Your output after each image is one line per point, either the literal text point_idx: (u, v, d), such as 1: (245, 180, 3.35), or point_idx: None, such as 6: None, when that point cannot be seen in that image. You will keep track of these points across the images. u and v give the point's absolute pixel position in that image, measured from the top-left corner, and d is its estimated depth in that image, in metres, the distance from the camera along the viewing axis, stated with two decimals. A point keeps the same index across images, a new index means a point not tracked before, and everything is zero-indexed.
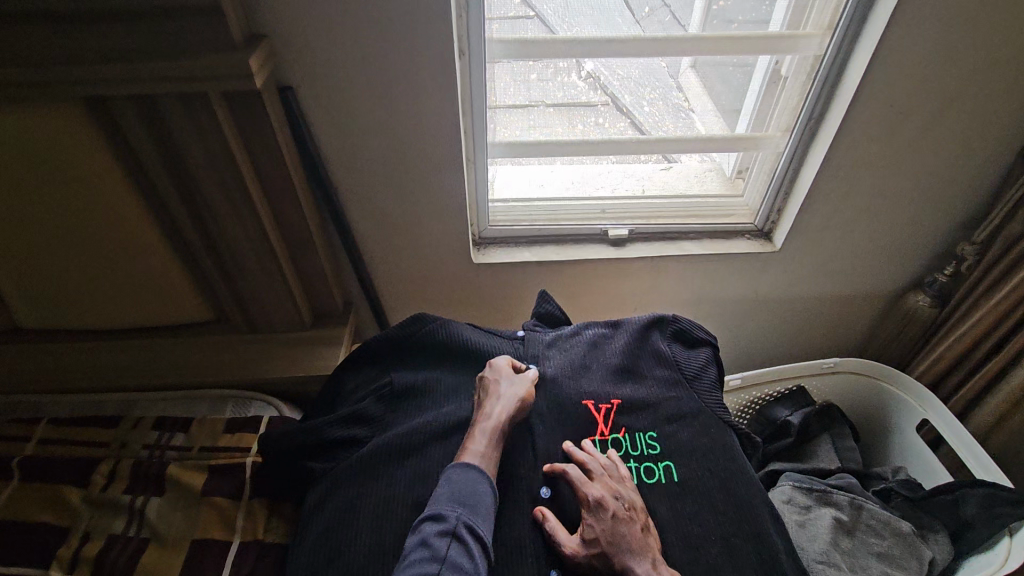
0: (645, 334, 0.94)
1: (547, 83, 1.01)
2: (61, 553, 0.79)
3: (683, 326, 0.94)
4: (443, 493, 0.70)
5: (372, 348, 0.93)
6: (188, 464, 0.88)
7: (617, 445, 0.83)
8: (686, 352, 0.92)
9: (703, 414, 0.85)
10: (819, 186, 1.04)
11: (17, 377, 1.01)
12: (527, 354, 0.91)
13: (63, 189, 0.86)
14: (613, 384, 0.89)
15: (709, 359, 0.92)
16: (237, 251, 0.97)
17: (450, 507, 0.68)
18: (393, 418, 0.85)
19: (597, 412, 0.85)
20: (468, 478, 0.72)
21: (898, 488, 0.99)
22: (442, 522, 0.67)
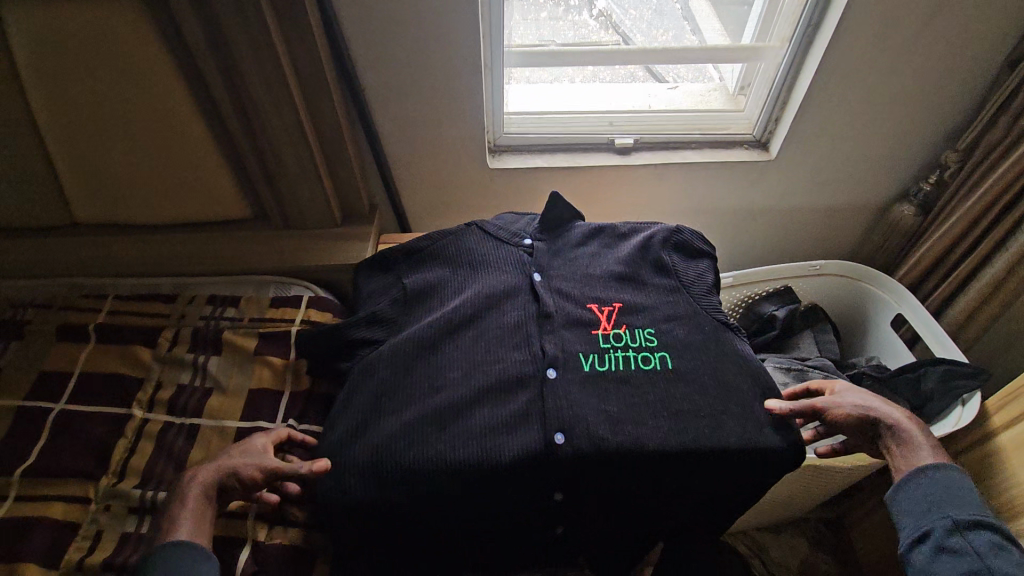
0: (648, 245, 0.99)
1: (557, 21, 1.12)
2: (139, 397, 0.92)
3: (685, 238, 1.00)
4: None
5: (392, 257, 1.01)
6: (240, 331, 1.00)
7: (618, 337, 0.88)
8: (686, 264, 0.98)
9: (697, 317, 0.91)
10: (815, 94, 1.11)
11: (82, 262, 1.13)
12: (534, 261, 0.98)
13: (118, 82, 0.94)
14: (614, 287, 0.95)
15: (707, 271, 0.98)
16: (274, 148, 1.05)
17: None
18: (409, 320, 0.94)
19: (598, 310, 0.92)
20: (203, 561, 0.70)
21: (870, 371, 1.10)
22: None
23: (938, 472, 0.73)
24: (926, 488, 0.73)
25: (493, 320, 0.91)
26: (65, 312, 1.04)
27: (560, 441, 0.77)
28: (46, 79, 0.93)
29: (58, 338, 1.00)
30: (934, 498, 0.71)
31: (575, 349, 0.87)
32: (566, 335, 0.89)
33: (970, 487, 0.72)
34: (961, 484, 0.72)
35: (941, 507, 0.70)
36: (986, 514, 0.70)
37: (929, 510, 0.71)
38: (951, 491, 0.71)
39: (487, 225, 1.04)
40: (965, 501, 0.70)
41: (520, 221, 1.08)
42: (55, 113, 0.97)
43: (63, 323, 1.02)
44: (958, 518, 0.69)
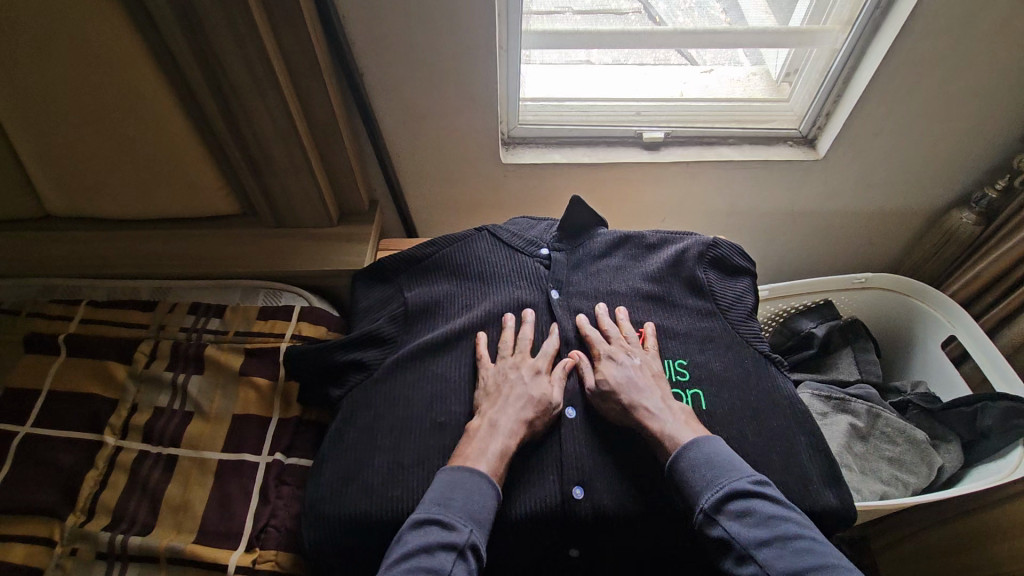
0: (681, 260, 0.88)
1: None
2: (113, 421, 0.84)
3: (723, 252, 0.88)
4: (456, 498, 0.64)
5: (392, 263, 0.90)
6: (224, 347, 0.91)
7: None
8: (723, 283, 0.87)
9: (738, 348, 0.80)
10: (876, 88, 0.97)
11: (53, 260, 1.03)
12: (552, 276, 0.87)
13: (77, 65, 0.82)
14: (641, 308, 0.85)
15: (747, 291, 0.87)
16: (261, 140, 0.94)
17: (462, 519, 0.63)
18: (409, 338, 0.83)
19: (627, 336, 0.82)
20: (478, 488, 0.65)
21: (916, 400, 1.01)
22: (453, 533, 0.62)
23: (673, 463, 0.66)
24: (671, 476, 0.67)
25: (505, 346, 0.81)
26: (33, 319, 0.95)
27: (580, 495, 0.68)
28: None
29: (25, 351, 0.91)
30: (701, 463, 0.65)
31: (598, 384, 0.77)
32: (589, 365, 0.79)
33: (723, 459, 0.66)
34: (710, 459, 0.65)
35: (690, 493, 0.65)
36: (727, 488, 0.63)
37: (711, 475, 0.64)
38: (695, 471, 0.65)
39: (498, 231, 0.92)
40: (708, 479, 0.64)
41: (537, 227, 0.97)
42: (11, 98, 0.85)
43: (30, 333, 0.93)
44: (704, 503, 0.63)
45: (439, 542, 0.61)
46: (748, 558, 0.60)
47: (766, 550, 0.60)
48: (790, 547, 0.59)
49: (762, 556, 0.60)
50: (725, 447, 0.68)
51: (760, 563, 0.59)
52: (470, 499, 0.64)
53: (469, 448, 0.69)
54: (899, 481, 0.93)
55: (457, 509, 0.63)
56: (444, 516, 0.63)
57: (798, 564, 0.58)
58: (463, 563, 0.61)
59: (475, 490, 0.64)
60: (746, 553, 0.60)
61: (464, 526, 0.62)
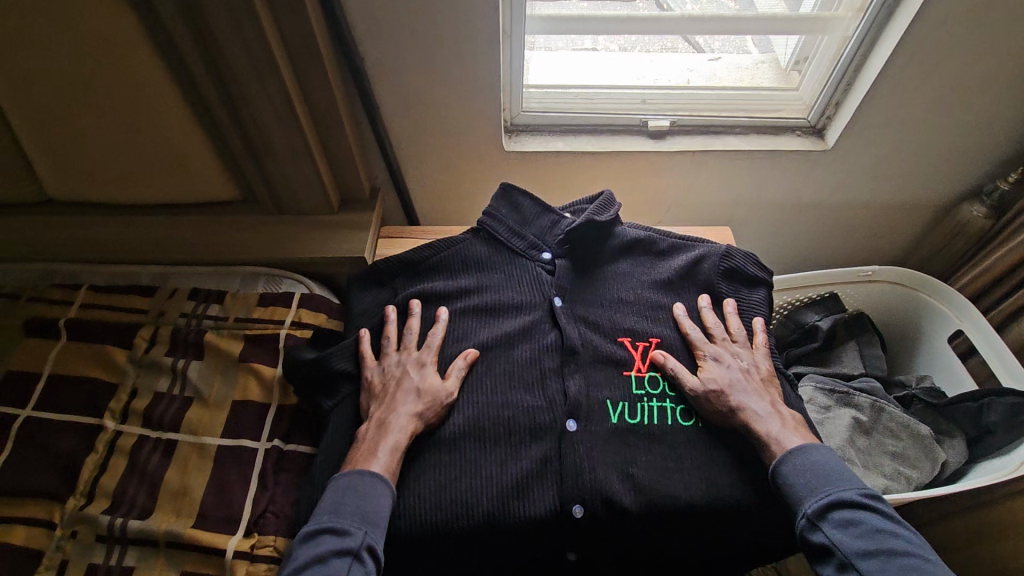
0: (693, 270, 0.88)
1: None
2: (112, 406, 0.83)
3: (737, 263, 0.87)
4: (347, 503, 0.65)
5: (389, 267, 0.88)
6: (225, 333, 0.91)
7: (654, 384, 0.77)
8: (736, 294, 0.87)
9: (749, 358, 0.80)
10: (889, 76, 0.95)
11: (53, 245, 1.02)
12: (555, 282, 0.85)
13: (76, 48, 0.81)
14: (650, 318, 0.84)
15: (762, 303, 0.86)
16: (262, 126, 0.93)
17: (353, 522, 0.64)
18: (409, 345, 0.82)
19: (632, 346, 0.80)
20: (371, 489, 0.66)
21: (921, 395, 1.00)
22: (346, 538, 0.63)
23: (778, 468, 0.69)
24: (774, 482, 0.69)
25: (504, 355, 0.79)
26: (34, 303, 0.95)
27: (579, 513, 0.68)
28: None
29: (26, 335, 0.91)
30: (822, 473, 0.67)
31: (601, 395, 0.76)
32: (592, 376, 0.78)
33: (830, 470, 0.67)
34: (816, 466, 0.67)
35: (795, 499, 0.66)
36: (831, 495, 0.65)
37: (830, 482, 0.66)
38: (801, 477, 0.67)
39: (497, 229, 0.89)
40: (813, 486, 0.66)
41: (541, 219, 0.90)
42: (8, 80, 0.84)
43: (31, 317, 0.93)
44: (808, 509, 0.65)
45: (332, 550, 0.62)
46: (849, 566, 0.60)
47: (869, 562, 0.60)
48: (896, 561, 0.59)
49: (866, 567, 0.60)
50: (832, 457, 0.69)
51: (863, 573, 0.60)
52: (363, 503, 0.65)
53: (361, 450, 0.71)
54: (903, 476, 0.91)
55: (348, 514, 0.64)
56: (336, 523, 0.64)
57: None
58: (360, 566, 0.61)
59: (370, 491, 0.66)
60: (847, 563, 0.61)
61: (357, 530, 0.63)
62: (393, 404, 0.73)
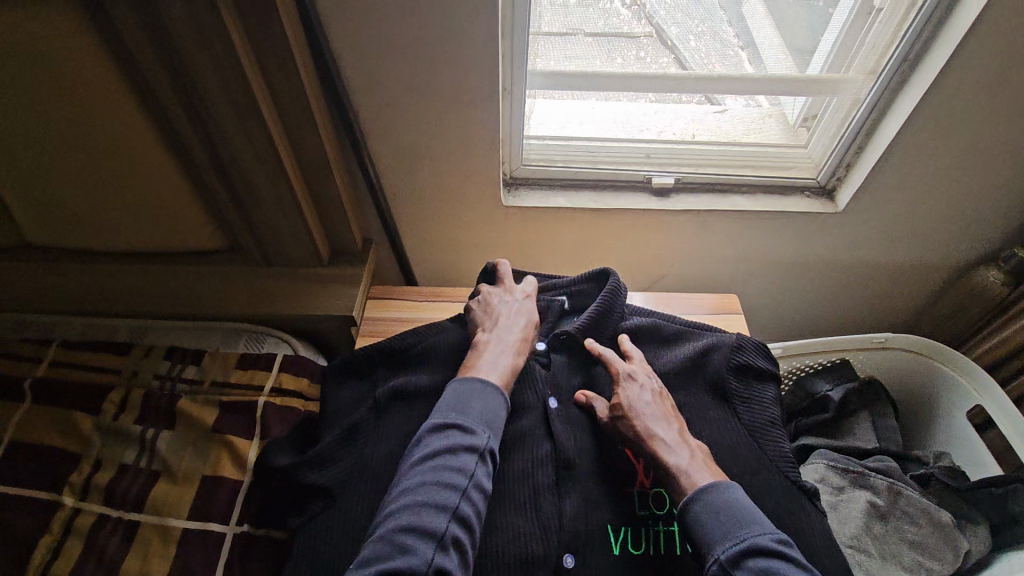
0: (696, 365, 0.81)
1: (585, 8, 0.88)
2: (73, 480, 0.78)
3: (746, 357, 0.81)
4: (470, 407, 0.68)
5: (365, 358, 0.81)
6: (200, 398, 0.86)
7: (661, 501, 0.71)
8: (747, 391, 0.79)
9: (765, 472, 0.73)
10: (904, 140, 0.91)
11: (24, 296, 0.97)
12: (549, 380, 0.79)
13: (53, 98, 0.77)
14: None
15: (774, 401, 0.79)
16: (249, 180, 0.89)
17: (478, 425, 0.67)
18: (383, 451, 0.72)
19: (635, 456, 0.73)
20: (490, 398, 0.70)
21: (940, 474, 0.93)
22: (474, 438, 0.65)
23: (689, 503, 0.63)
24: (684, 521, 0.64)
25: (493, 469, 0.73)
26: (1, 361, 0.90)
27: None
28: None
29: None
30: (730, 515, 0.62)
31: (601, 519, 0.69)
32: (591, 493, 0.71)
33: (745, 512, 0.62)
34: (728, 505, 0.62)
35: (708, 543, 0.61)
36: (745, 540, 0.60)
37: (740, 526, 0.61)
38: (713, 518, 0.62)
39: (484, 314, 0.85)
40: (726, 529, 0.61)
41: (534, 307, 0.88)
42: None
43: None
44: (721, 555, 0.59)
45: (463, 444, 0.64)
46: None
47: None
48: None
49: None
50: (746, 499, 0.64)
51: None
52: (482, 409, 0.68)
53: (476, 362, 0.75)
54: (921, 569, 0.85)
55: (473, 416, 0.67)
56: (461, 422, 0.66)
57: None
58: (485, 463, 0.65)
59: (491, 400, 0.70)
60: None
61: (481, 432, 0.66)
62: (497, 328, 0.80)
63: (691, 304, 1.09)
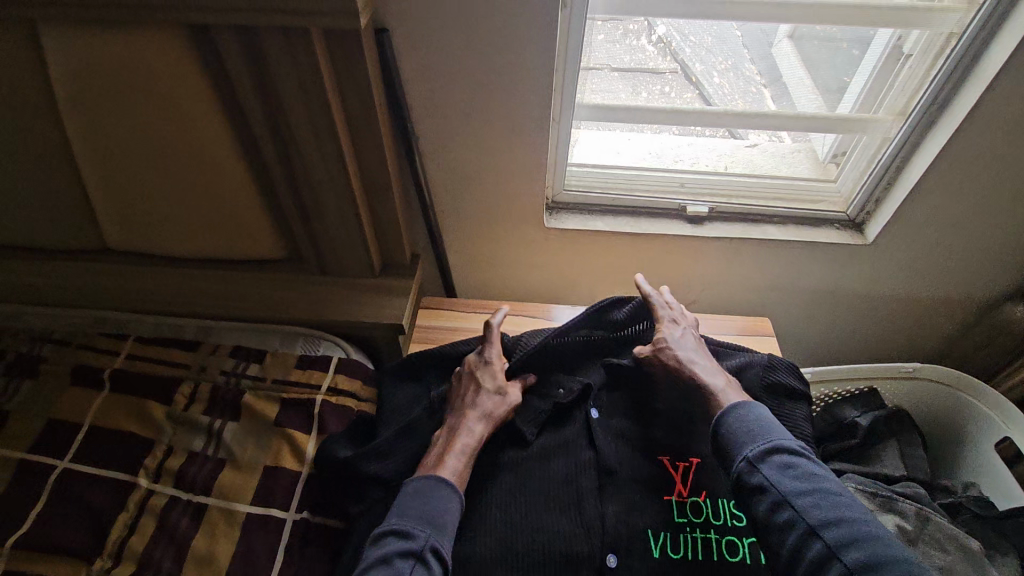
0: None
1: (614, 44, 0.95)
2: (148, 463, 0.85)
3: (778, 377, 0.85)
4: (411, 507, 0.69)
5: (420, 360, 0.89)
6: (262, 394, 0.93)
7: (696, 510, 0.74)
8: (778, 408, 0.83)
9: None
10: (931, 179, 0.96)
11: (102, 293, 1.06)
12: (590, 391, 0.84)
13: (157, 116, 0.87)
14: (690, 433, 0.80)
15: (805, 419, 0.82)
16: (318, 197, 0.97)
17: (417, 526, 0.67)
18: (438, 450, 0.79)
19: (672, 466, 0.77)
20: (435, 493, 0.70)
21: (970, 504, 0.95)
22: (409, 541, 0.65)
23: (723, 416, 0.73)
24: (716, 428, 0.73)
25: (537, 470, 0.78)
26: (83, 352, 0.98)
27: None
28: (85, 110, 0.86)
29: (71, 383, 0.94)
30: (753, 422, 0.71)
31: (640, 524, 0.73)
32: (631, 497, 0.75)
33: (768, 421, 0.72)
34: (756, 416, 0.72)
35: (738, 444, 0.70)
36: (771, 441, 0.69)
37: (762, 429, 0.71)
38: (742, 425, 0.71)
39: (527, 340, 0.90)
40: (754, 433, 0.70)
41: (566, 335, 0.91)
42: (92, 144, 0.91)
43: (78, 366, 0.96)
44: (748, 453, 0.69)
45: (398, 550, 0.64)
46: (785, 504, 0.64)
47: (805, 500, 0.64)
48: (827, 500, 0.64)
49: (801, 504, 0.64)
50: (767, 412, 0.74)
51: (798, 510, 0.63)
52: (429, 507, 0.69)
53: (429, 457, 0.76)
54: None
55: (411, 518, 0.68)
56: (401, 526, 0.67)
57: (835, 516, 0.62)
58: (424, 567, 0.64)
59: (438, 496, 0.70)
60: (784, 501, 0.65)
61: (421, 532, 0.66)
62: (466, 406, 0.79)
63: (722, 326, 1.13)
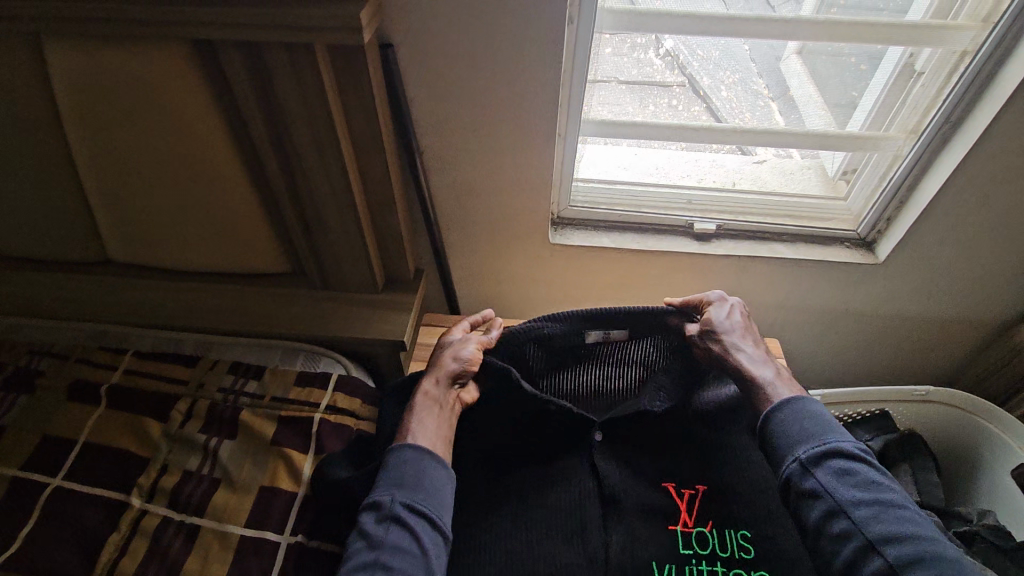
0: None
1: (621, 58, 0.93)
2: (141, 482, 0.83)
3: None
4: (381, 476, 0.72)
5: (419, 380, 0.87)
6: (260, 413, 0.91)
7: (703, 541, 0.72)
8: None
9: None
10: (944, 199, 0.94)
11: (101, 306, 1.05)
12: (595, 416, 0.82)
13: (158, 130, 0.86)
14: (694, 459, 0.78)
15: None
16: (320, 212, 0.96)
17: (385, 492, 0.70)
18: None
19: (677, 494, 0.75)
20: (398, 459, 0.72)
21: (985, 533, 0.92)
22: (378, 508, 0.69)
23: (777, 410, 0.73)
24: (770, 424, 0.72)
25: (539, 497, 0.76)
26: (79, 366, 0.97)
27: None
28: (87, 122, 0.86)
29: (66, 398, 0.92)
30: (808, 421, 0.71)
31: (646, 555, 0.71)
32: (635, 526, 0.73)
33: (826, 421, 0.72)
34: (813, 416, 0.71)
35: (793, 443, 0.70)
36: (827, 443, 0.69)
37: (818, 431, 0.70)
38: (796, 425, 0.71)
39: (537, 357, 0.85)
40: (810, 434, 0.70)
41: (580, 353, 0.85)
42: (94, 157, 0.90)
43: (75, 380, 0.94)
44: (802, 454, 0.69)
45: (373, 520, 0.68)
46: (839, 511, 0.65)
47: (861, 509, 0.64)
48: (885, 511, 0.64)
49: (856, 513, 0.64)
50: (823, 411, 0.74)
51: (853, 519, 0.64)
52: (395, 472, 0.71)
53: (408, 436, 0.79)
54: None
55: (380, 486, 0.70)
56: (371, 496, 0.70)
57: (894, 527, 0.63)
58: (398, 525, 0.67)
59: (400, 459, 0.72)
60: (838, 509, 0.65)
61: (387, 498, 0.69)
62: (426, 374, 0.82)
63: None
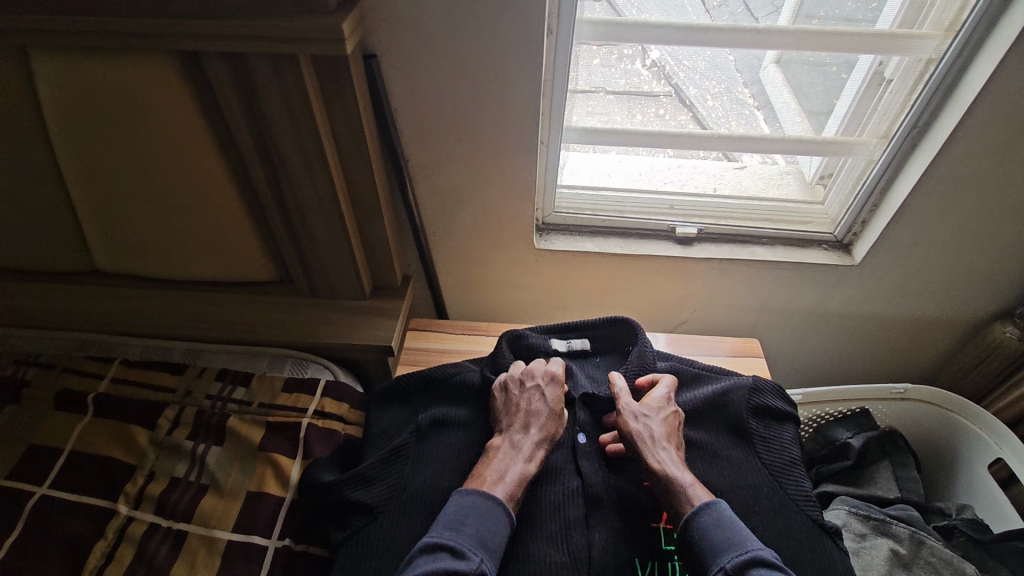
0: (719, 403, 0.85)
1: (608, 69, 0.95)
2: (128, 489, 0.84)
3: (764, 399, 0.85)
4: (468, 524, 0.67)
5: (407, 385, 0.89)
6: (247, 418, 0.92)
7: None
8: (767, 432, 0.83)
9: (785, 512, 0.76)
10: (915, 201, 0.97)
11: (86, 315, 1.05)
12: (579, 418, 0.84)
13: (145, 141, 0.87)
14: None
15: (793, 441, 0.83)
16: (307, 220, 0.97)
17: (472, 547, 0.64)
18: (422, 473, 0.79)
19: None
20: (491, 513, 0.69)
21: (962, 526, 0.94)
22: (463, 561, 0.62)
23: (696, 513, 0.68)
24: (690, 535, 0.68)
25: (523, 496, 0.77)
26: (65, 375, 0.97)
27: None
28: (73, 133, 0.87)
29: (53, 407, 0.93)
30: (728, 530, 0.66)
31: (629, 553, 0.73)
32: (618, 525, 0.75)
33: (746, 530, 0.67)
34: (733, 524, 0.67)
35: (713, 554, 0.65)
36: (746, 551, 0.63)
37: (738, 538, 0.65)
38: (716, 531, 0.66)
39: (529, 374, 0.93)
40: (730, 541, 0.65)
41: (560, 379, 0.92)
42: (79, 167, 0.91)
43: (61, 389, 0.95)
44: (724, 563, 0.63)
45: (451, 567, 0.61)
46: None
47: None
48: None
49: None
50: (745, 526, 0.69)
51: None
52: (482, 529, 0.67)
53: (486, 472, 0.74)
54: None
55: (467, 536, 0.65)
56: (454, 542, 0.64)
57: None
58: None
59: (495, 520, 0.68)
60: None
61: (475, 555, 0.63)
62: (526, 422, 0.79)
63: (711, 346, 1.13)
